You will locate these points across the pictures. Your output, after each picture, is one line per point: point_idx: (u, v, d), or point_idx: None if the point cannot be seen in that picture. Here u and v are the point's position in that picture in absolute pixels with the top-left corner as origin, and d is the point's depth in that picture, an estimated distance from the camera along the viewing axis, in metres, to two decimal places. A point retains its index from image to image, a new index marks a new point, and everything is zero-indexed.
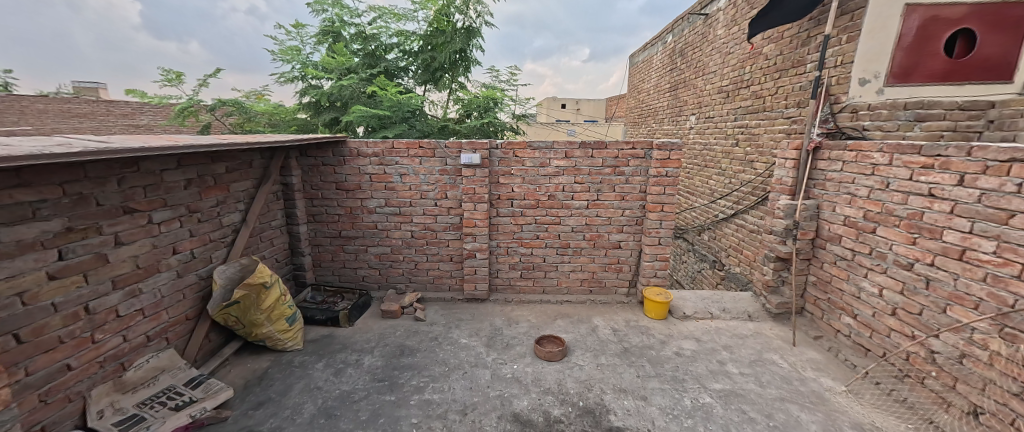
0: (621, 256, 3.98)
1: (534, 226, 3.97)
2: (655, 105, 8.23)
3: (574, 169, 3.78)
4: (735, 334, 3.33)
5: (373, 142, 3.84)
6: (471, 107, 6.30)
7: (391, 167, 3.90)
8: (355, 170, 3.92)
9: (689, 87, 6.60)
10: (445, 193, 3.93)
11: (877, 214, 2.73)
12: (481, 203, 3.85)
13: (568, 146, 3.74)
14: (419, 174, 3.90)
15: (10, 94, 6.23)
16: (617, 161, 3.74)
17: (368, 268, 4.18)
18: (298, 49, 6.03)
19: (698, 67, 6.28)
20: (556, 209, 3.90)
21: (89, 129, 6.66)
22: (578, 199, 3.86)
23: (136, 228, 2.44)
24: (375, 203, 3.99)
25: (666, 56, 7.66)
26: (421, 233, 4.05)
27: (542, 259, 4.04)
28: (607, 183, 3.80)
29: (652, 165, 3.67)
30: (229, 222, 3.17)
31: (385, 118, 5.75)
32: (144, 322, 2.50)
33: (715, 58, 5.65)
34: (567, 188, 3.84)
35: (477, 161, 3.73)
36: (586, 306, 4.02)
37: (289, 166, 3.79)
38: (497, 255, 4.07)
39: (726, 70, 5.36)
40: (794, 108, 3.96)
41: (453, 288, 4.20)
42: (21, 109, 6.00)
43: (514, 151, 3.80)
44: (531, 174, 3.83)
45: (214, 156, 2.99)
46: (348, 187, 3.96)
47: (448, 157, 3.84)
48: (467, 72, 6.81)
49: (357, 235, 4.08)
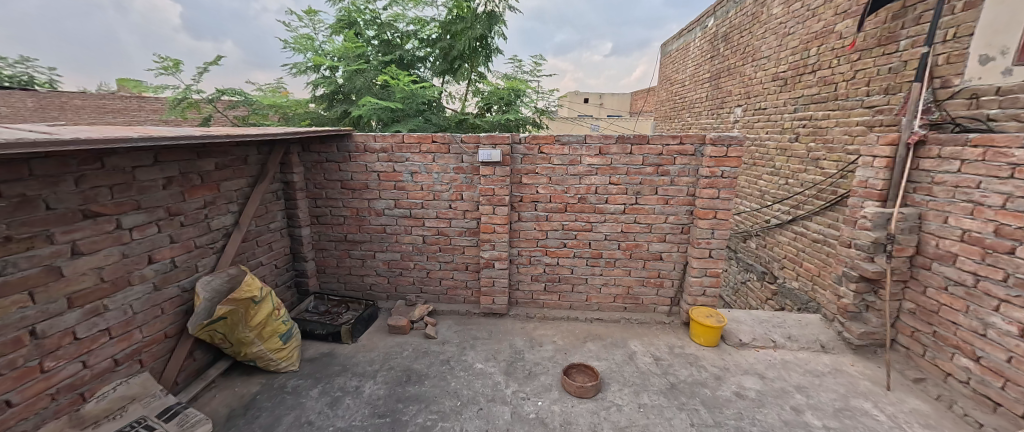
0: (661, 269, 3.43)
1: (560, 233, 3.47)
2: (691, 97, 7.52)
3: (609, 167, 3.26)
4: (807, 370, 2.77)
5: (381, 135, 3.43)
6: (491, 100, 5.85)
7: (401, 165, 3.49)
8: (361, 168, 3.53)
9: (735, 75, 5.89)
10: (460, 194, 3.49)
11: (1018, 230, 2.14)
12: (501, 206, 3.38)
13: (602, 141, 3.21)
14: (432, 172, 3.48)
15: (51, 91, 6.33)
16: (661, 159, 3.18)
17: (376, 275, 3.79)
18: (310, 38, 5.68)
19: (747, 52, 5.58)
20: (586, 214, 3.39)
21: (123, 124, 6.69)
22: (612, 202, 3.33)
23: (100, 236, 2.07)
24: (383, 204, 3.59)
25: (706, 43, 6.95)
26: (434, 239, 3.63)
27: (569, 271, 3.55)
28: (647, 184, 3.26)
29: (704, 163, 3.07)
30: (219, 226, 2.80)
31: (397, 111, 5.34)
32: (110, 344, 2.14)
33: (770, 41, 4.97)
34: (601, 190, 3.32)
35: (497, 158, 3.25)
36: (619, 326, 3.49)
37: (290, 163, 3.42)
38: (518, 265, 3.60)
39: (784, 55, 4.68)
40: (878, 96, 3.32)
41: (469, 301, 3.75)
42: (61, 104, 6.09)
43: (540, 147, 3.30)
44: (558, 173, 3.33)
45: (201, 151, 2.63)
46: (355, 186, 3.58)
47: (464, 153, 3.39)
48: (488, 60, 6.34)
49: (364, 239, 3.70)
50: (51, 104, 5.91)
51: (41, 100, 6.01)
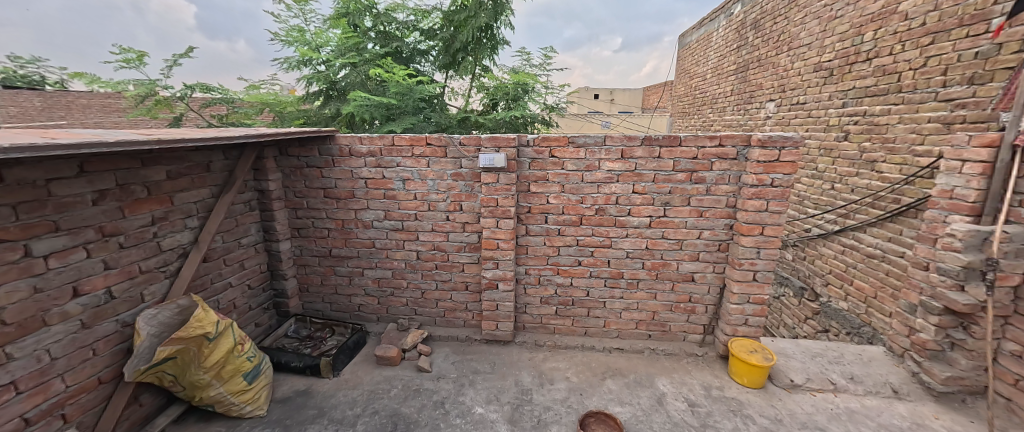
0: (693, 292, 2.93)
1: (574, 250, 3.02)
2: (713, 91, 6.96)
3: (633, 173, 2.79)
4: (881, 425, 2.25)
5: (368, 137, 2.99)
6: (497, 95, 5.37)
7: (392, 171, 3.06)
8: (347, 174, 3.10)
9: (767, 66, 5.33)
10: (459, 204, 3.05)
11: None
12: (505, 219, 2.92)
13: (625, 143, 2.74)
14: (427, 179, 3.04)
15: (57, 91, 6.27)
16: (695, 164, 2.70)
17: (365, 295, 3.35)
18: (300, 29, 5.26)
19: (783, 40, 5.02)
20: (605, 227, 2.93)
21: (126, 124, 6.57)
22: (635, 214, 2.87)
23: (2, 267, 1.66)
24: (371, 215, 3.16)
25: (731, 32, 6.38)
26: (430, 255, 3.20)
27: (584, 293, 3.09)
28: (678, 193, 2.77)
29: (750, 169, 2.56)
30: (173, 245, 2.38)
31: (393, 109, 4.89)
32: (17, 401, 1.73)
33: (812, 26, 4.43)
34: (622, 200, 2.86)
35: (501, 164, 2.77)
36: (643, 358, 3.00)
37: (265, 168, 2.99)
38: (525, 285, 3.14)
39: (831, 42, 4.13)
40: (958, 87, 2.82)
41: (470, 325, 3.30)
42: (68, 105, 6.04)
43: (551, 150, 2.83)
44: (572, 181, 2.87)
45: (146, 157, 2.21)
46: (339, 195, 3.15)
47: (464, 157, 2.94)
48: (494, 53, 5.86)
49: (351, 254, 3.27)
50: (57, 104, 5.91)
51: (47, 101, 5.98)
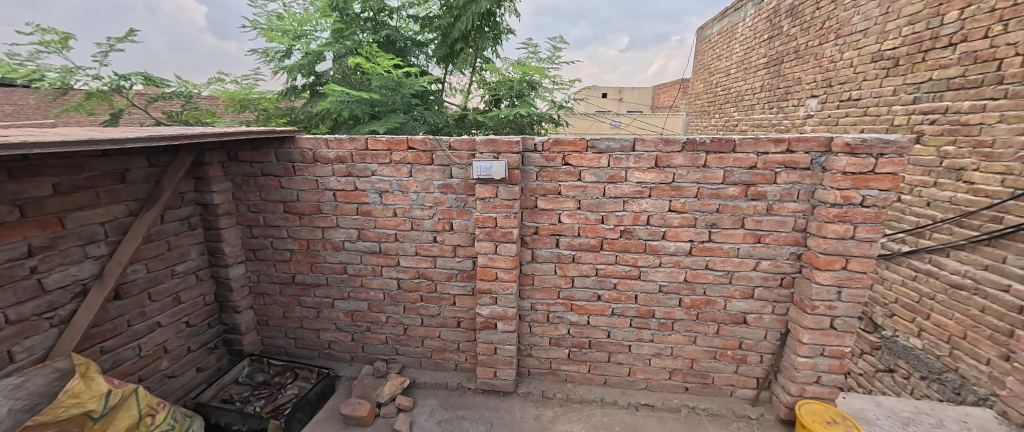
0: (745, 338, 2.30)
1: (592, 281, 2.43)
2: (736, 88, 6.31)
3: (670, 187, 2.19)
4: None
5: (336, 140, 2.41)
6: (499, 91, 4.79)
7: (366, 180, 2.47)
8: (310, 185, 2.50)
9: (807, 57, 4.67)
10: (449, 223, 2.47)
11: None
12: (506, 243, 2.31)
13: (660, 147, 2.15)
14: (409, 191, 2.46)
15: None
16: (752, 175, 2.09)
17: (336, 331, 2.76)
18: (281, 16, 4.68)
19: (829, 28, 4.37)
20: (631, 254, 2.33)
21: None
22: (671, 238, 2.27)
23: None
24: (342, 235, 2.58)
25: (760, 21, 5.72)
26: (414, 284, 2.61)
27: (604, 334, 2.48)
28: (728, 212, 2.17)
29: (832, 182, 1.92)
30: (64, 282, 1.80)
31: (378, 105, 4.29)
32: None
33: (870, 8, 3.80)
34: (655, 220, 2.26)
35: (500, 174, 2.17)
36: (679, 418, 2.38)
37: (207, 177, 2.39)
38: (530, 323, 2.55)
39: (896, 26, 3.51)
40: None
41: (463, 369, 2.71)
42: None
43: (565, 156, 2.24)
44: (590, 195, 2.28)
45: (18, 167, 1.62)
46: (303, 211, 2.56)
47: (455, 164, 2.35)
48: (496, 44, 5.28)
49: (319, 282, 2.67)
50: None
51: None
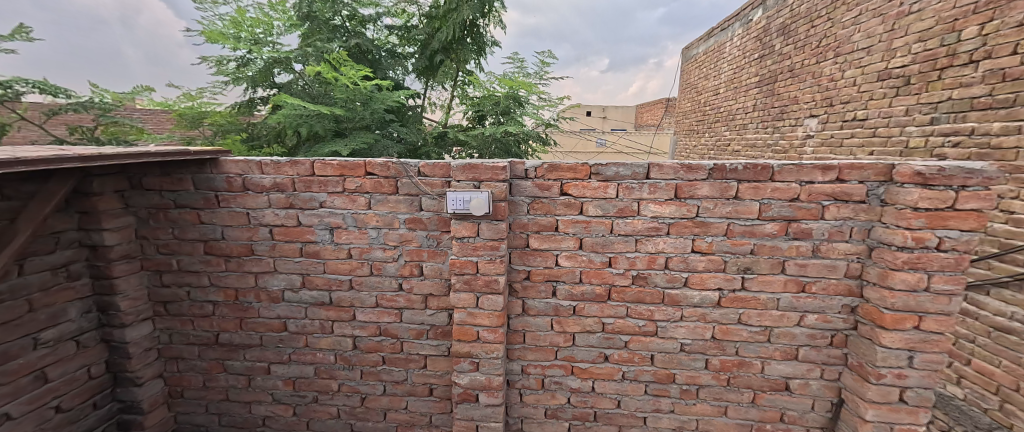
0: (788, 409, 1.87)
1: (597, 339, 1.95)
2: (726, 107, 6.12)
3: (693, 222, 1.77)
4: None
5: (272, 163, 1.89)
6: (482, 107, 4.38)
7: (312, 214, 1.95)
8: (239, 219, 1.96)
9: (803, 76, 4.47)
10: (419, 267, 1.96)
11: None
12: (491, 294, 1.82)
13: (681, 174, 1.73)
14: (368, 227, 1.95)
15: None
16: (795, 208, 1.69)
17: (273, 404, 2.16)
18: None
19: (825, 46, 4.18)
20: (646, 305, 1.88)
21: None
22: (695, 285, 1.83)
23: None
24: (281, 283, 2.02)
25: (749, 40, 5.58)
26: (373, 344, 2.07)
27: (614, 403, 2.00)
28: (765, 254, 1.75)
29: (900, 219, 1.53)
30: None
31: (344, 121, 3.78)
32: None
33: (873, 24, 3.60)
34: (675, 263, 1.83)
35: (481, 208, 1.69)
36: None
37: (96, 211, 1.81)
38: (521, 391, 2.04)
39: (904, 43, 3.30)
40: None
41: None
42: None
43: (563, 184, 1.80)
44: (595, 233, 1.84)
45: None
46: (229, 252, 2.00)
47: (425, 195, 1.87)
48: (478, 57, 4.90)
49: (250, 343, 2.10)
50: None
51: None
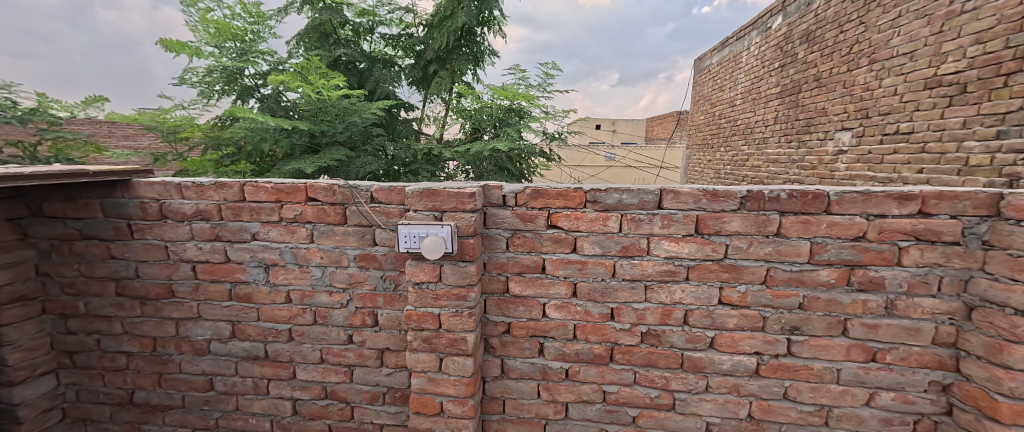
0: None
1: (597, 411, 1.52)
2: (744, 120, 5.68)
3: (721, 266, 1.35)
4: None
5: (193, 185, 1.54)
6: (478, 120, 4.04)
7: (242, 248, 1.58)
8: (156, 254, 1.61)
9: (832, 86, 4.04)
10: (373, 315, 1.57)
11: None
12: (457, 354, 1.42)
13: (703, 203, 1.32)
14: (309, 265, 1.57)
15: None
16: (861, 249, 1.26)
17: None
18: None
19: (858, 52, 3.75)
20: (660, 371, 1.45)
21: None
22: (724, 347, 1.40)
23: None
24: (207, 331, 1.65)
25: (769, 49, 5.17)
26: (318, 409, 1.66)
27: None
28: (820, 309, 1.31)
29: (1017, 270, 1.09)
30: None
31: (325, 135, 3.47)
32: None
33: (916, 26, 3.16)
34: (698, 318, 1.40)
35: (442, 246, 1.30)
36: None
37: None
38: None
39: (956, 46, 2.85)
40: None
41: None
42: None
43: (550, 215, 1.40)
44: (592, 276, 1.42)
45: None
46: (145, 294, 1.64)
47: (378, 226, 1.49)
48: (476, 67, 4.58)
49: (171, 404, 1.72)
50: None
51: None
